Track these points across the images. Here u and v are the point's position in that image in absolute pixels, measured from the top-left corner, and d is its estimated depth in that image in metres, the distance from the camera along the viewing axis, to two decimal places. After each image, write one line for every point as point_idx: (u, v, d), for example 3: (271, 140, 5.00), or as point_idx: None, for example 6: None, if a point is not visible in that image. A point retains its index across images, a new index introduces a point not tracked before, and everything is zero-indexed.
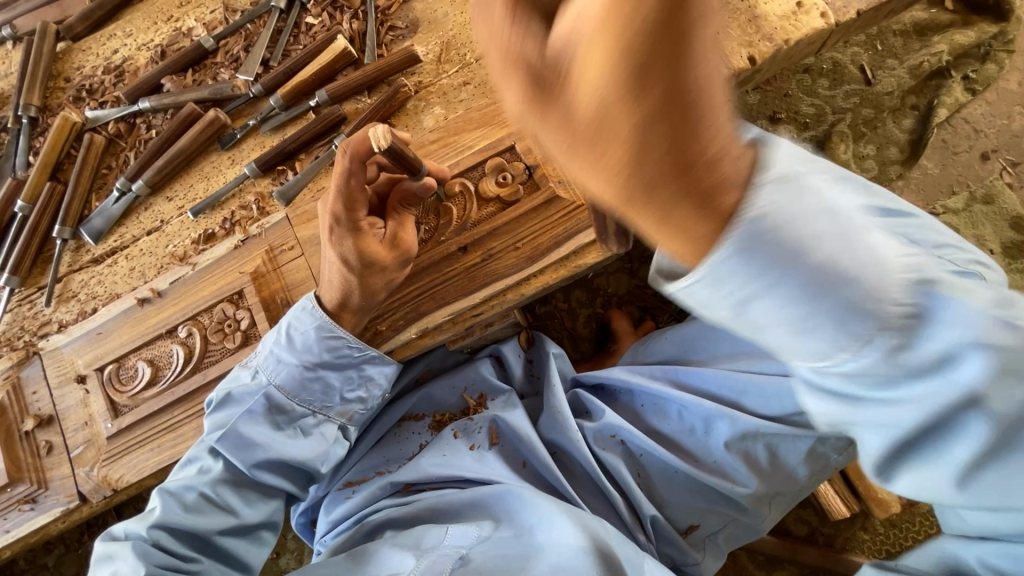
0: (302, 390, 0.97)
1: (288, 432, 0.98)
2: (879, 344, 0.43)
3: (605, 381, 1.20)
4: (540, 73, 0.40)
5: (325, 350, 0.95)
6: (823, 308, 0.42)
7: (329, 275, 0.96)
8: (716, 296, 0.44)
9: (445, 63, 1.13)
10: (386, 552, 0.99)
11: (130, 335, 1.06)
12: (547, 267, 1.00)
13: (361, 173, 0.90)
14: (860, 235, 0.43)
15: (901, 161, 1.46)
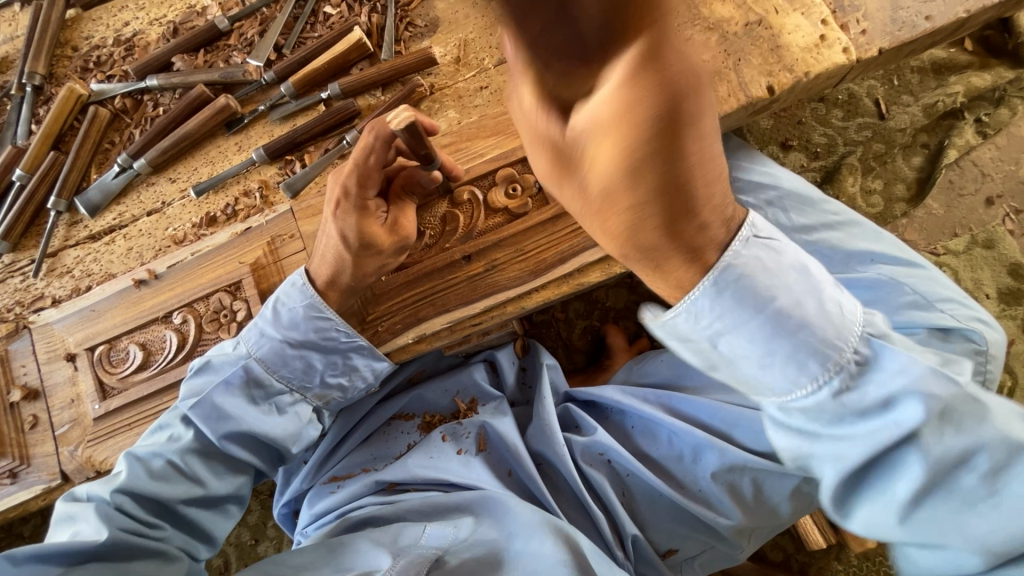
0: (281, 365, 0.95)
1: (263, 407, 0.97)
2: (830, 384, 0.66)
3: (597, 399, 1.20)
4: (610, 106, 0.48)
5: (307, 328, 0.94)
6: (786, 351, 0.65)
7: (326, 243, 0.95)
8: (700, 336, 0.67)
9: (463, 66, 1.11)
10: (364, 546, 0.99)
11: (123, 317, 1.05)
12: (549, 282, 0.99)
13: (381, 149, 0.90)
14: (818, 309, 0.66)
15: (906, 199, 1.47)
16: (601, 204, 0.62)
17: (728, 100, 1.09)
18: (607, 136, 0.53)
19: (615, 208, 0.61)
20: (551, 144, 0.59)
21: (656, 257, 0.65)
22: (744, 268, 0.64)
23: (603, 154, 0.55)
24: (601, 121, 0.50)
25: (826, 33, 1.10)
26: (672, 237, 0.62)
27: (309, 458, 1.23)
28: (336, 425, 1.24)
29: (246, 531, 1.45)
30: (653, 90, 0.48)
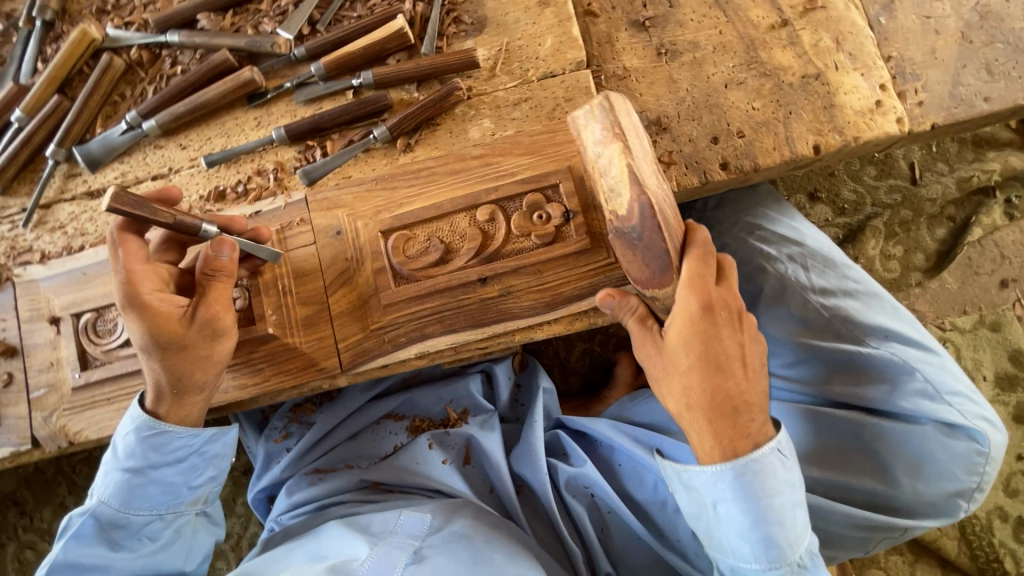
0: (135, 496, 0.94)
1: (130, 545, 0.96)
2: (776, 568, 0.86)
3: (589, 430, 1.18)
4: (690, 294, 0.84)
5: (152, 439, 0.91)
6: (759, 535, 0.86)
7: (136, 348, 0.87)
8: (704, 492, 0.89)
9: (504, 74, 1.05)
10: (337, 535, 0.97)
11: (114, 287, 0.99)
12: (563, 317, 0.97)
13: (150, 251, 0.90)
14: (791, 513, 0.86)
15: (923, 269, 1.45)
16: (678, 358, 0.86)
17: (772, 153, 1.05)
18: (687, 321, 0.84)
19: (688, 366, 0.85)
20: (682, 317, 0.85)
21: (715, 424, 0.86)
22: (762, 467, 0.85)
23: (679, 326, 0.85)
24: (683, 314, 0.85)
25: (882, 99, 1.06)
26: (734, 413, 0.86)
27: (291, 447, 1.19)
28: (322, 416, 1.19)
29: None
30: (704, 293, 0.84)
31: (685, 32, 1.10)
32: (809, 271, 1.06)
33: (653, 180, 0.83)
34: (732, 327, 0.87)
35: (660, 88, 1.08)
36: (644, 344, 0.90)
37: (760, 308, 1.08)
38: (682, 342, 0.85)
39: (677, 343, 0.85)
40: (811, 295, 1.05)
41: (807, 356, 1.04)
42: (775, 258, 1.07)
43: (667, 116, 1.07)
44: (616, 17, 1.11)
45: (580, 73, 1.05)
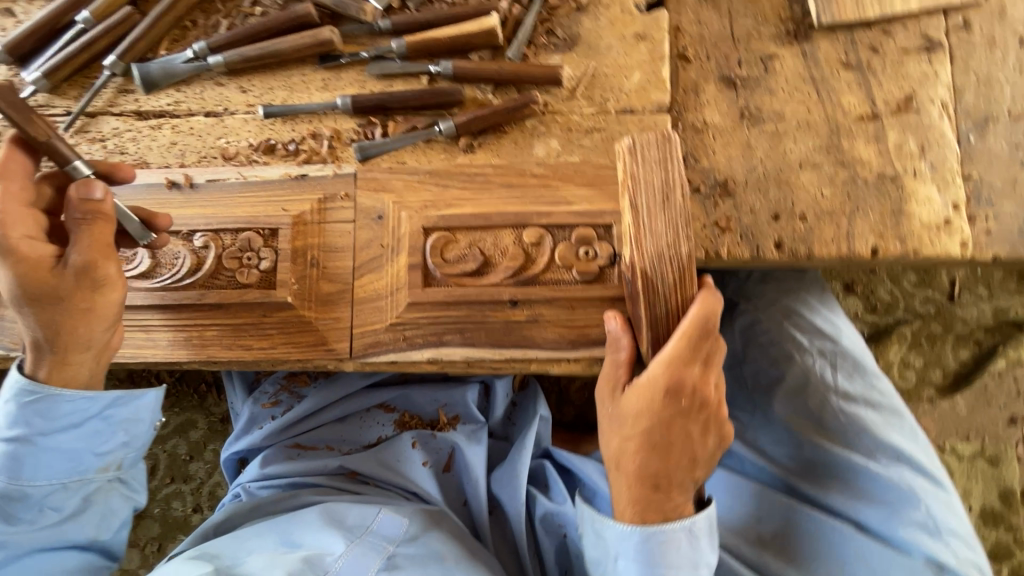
0: (27, 466, 0.89)
1: (31, 516, 0.91)
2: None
3: (575, 469, 1.17)
4: (658, 375, 0.84)
5: (36, 404, 0.86)
6: None
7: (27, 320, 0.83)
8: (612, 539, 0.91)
9: (584, 98, 1.02)
10: (314, 523, 0.95)
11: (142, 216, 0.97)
12: (583, 358, 0.95)
13: (35, 196, 0.86)
14: None
15: (938, 387, 1.44)
16: (627, 417, 0.87)
17: (829, 245, 1.03)
18: (642, 393, 0.85)
19: (633, 433, 0.87)
20: (649, 398, 0.85)
21: (636, 503, 0.88)
22: (668, 540, 0.87)
23: (636, 399, 0.86)
24: (654, 381, 0.85)
25: (952, 217, 1.04)
26: (655, 489, 0.88)
27: (277, 416, 1.15)
28: (314, 390, 1.16)
29: (183, 445, 1.41)
30: (676, 373, 0.84)
31: (773, 100, 1.07)
32: (836, 370, 1.05)
33: (659, 240, 0.83)
34: (688, 418, 0.87)
35: (734, 150, 1.05)
36: (606, 388, 0.90)
37: (778, 394, 1.08)
38: (635, 411, 0.86)
39: (633, 407, 0.86)
40: (833, 395, 1.04)
41: (812, 454, 1.04)
42: (805, 348, 1.07)
43: (734, 181, 1.04)
44: (708, 68, 1.08)
45: (660, 116, 1.02)
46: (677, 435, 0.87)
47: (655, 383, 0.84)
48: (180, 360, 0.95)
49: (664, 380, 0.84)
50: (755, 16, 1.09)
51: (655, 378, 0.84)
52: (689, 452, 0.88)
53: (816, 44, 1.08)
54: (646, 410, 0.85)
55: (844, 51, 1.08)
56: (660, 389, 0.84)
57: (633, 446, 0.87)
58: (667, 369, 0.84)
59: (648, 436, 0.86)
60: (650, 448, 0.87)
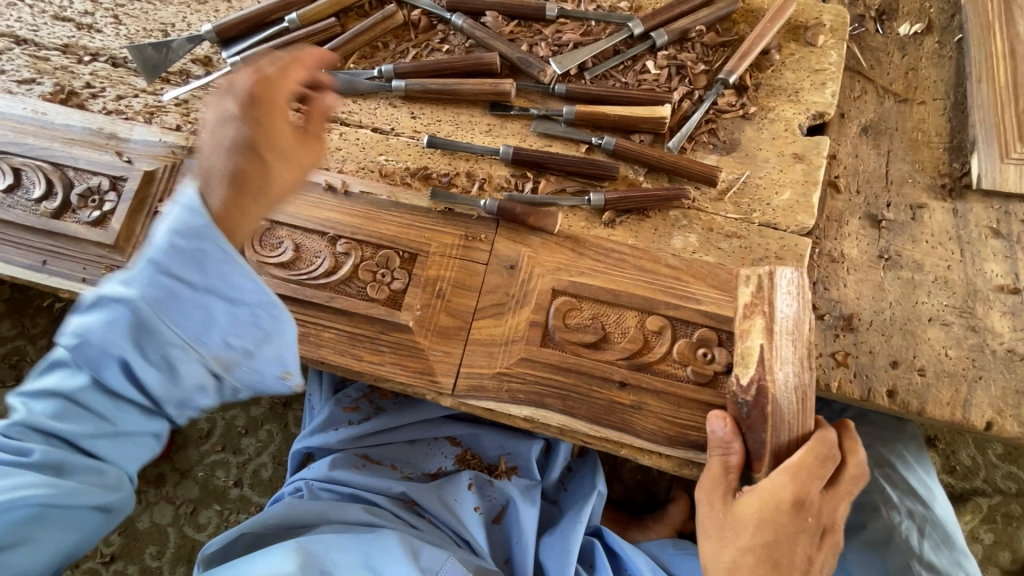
0: (176, 306, 0.75)
1: (150, 360, 0.76)
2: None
3: (623, 556, 1.15)
4: (783, 486, 0.85)
5: (195, 248, 0.73)
6: None
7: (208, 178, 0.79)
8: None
9: (730, 203, 1.04)
10: (390, 548, 0.99)
11: (297, 211, 1.03)
12: (674, 456, 0.94)
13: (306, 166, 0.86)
14: None
15: (1004, 571, 1.36)
16: (745, 525, 0.86)
17: (943, 407, 1.00)
18: (761, 502, 0.86)
19: (752, 543, 0.86)
20: (771, 508, 0.85)
21: None
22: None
23: (753, 508, 0.86)
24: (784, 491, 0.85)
25: None
26: None
27: (352, 422, 1.18)
28: (392, 407, 1.18)
29: (242, 418, 1.46)
30: (801, 488, 0.85)
31: (914, 249, 1.06)
32: (922, 537, 1.05)
33: (787, 370, 0.87)
34: (810, 538, 0.86)
35: (865, 288, 1.05)
36: (716, 490, 0.89)
37: (855, 542, 1.07)
38: (751, 521, 0.86)
39: (752, 515, 0.86)
40: (916, 562, 1.03)
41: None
42: (894, 505, 1.07)
43: (859, 318, 1.04)
44: (855, 202, 1.09)
45: (801, 238, 1.03)
46: (795, 551, 0.86)
47: (776, 495, 0.85)
48: None
49: (788, 492, 0.85)
50: (913, 163, 1.10)
51: (780, 490, 0.85)
52: (803, 570, 0.87)
53: (969, 205, 1.08)
54: (763, 520, 0.85)
55: (997, 219, 1.07)
56: (784, 500, 0.85)
57: (748, 555, 0.86)
58: (793, 480, 0.85)
59: (764, 547, 0.85)
60: (765, 560, 0.85)
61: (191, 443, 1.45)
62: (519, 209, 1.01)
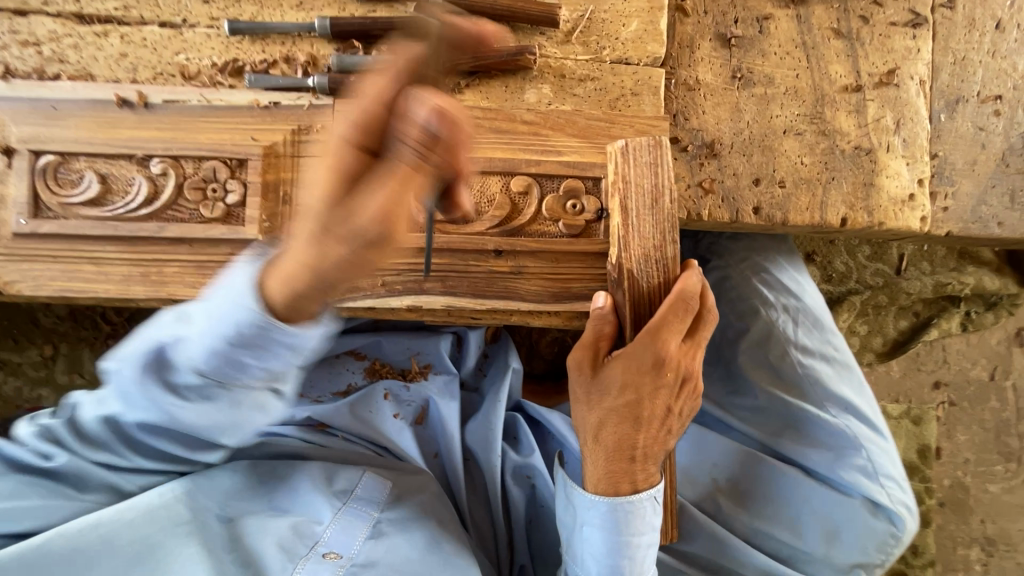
0: None
1: None
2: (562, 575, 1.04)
3: (543, 422, 1.20)
4: (642, 351, 0.84)
5: None
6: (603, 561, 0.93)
7: (299, 226, 0.75)
8: (573, 516, 0.96)
9: (579, 44, 0.98)
10: (299, 489, 0.98)
11: (91, 136, 0.87)
12: (563, 312, 0.95)
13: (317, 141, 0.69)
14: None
15: (877, 352, 1.56)
16: (609, 387, 0.87)
17: (804, 213, 1.06)
18: (623, 363, 0.85)
19: (614, 403, 0.87)
20: (634, 368, 0.85)
21: (610, 468, 0.91)
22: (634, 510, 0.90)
23: (616, 370, 0.86)
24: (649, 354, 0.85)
25: (916, 193, 1.08)
26: (631, 459, 0.90)
27: None
28: None
29: None
30: (662, 348, 0.84)
31: (764, 63, 1.06)
32: (797, 326, 1.11)
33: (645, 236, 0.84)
34: (670, 391, 0.88)
35: (723, 112, 1.05)
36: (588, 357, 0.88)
37: (741, 346, 1.14)
38: (614, 382, 0.86)
39: (615, 379, 0.86)
40: (793, 348, 1.10)
41: (767, 403, 1.12)
42: (770, 303, 1.12)
43: (721, 143, 1.04)
44: (705, 23, 1.05)
45: (655, 69, 0.99)
46: (653, 405, 0.88)
47: (635, 360, 0.85)
48: (135, 297, 0.88)
49: (649, 355, 0.84)
50: None
51: (638, 355, 0.84)
52: (662, 420, 0.90)
53: (811, 9, 1.07)
54: (625, 377, 0.86)
55: (836, 19, 1.08)
56: (643, 364, 0.85)
57: (613, 414, 0.88)
58: (651, 346, 0.84)
59: (625, 403, 0.87)
60: (626, 418, 0.88)
61: None
62: (351, 78, 0.91)
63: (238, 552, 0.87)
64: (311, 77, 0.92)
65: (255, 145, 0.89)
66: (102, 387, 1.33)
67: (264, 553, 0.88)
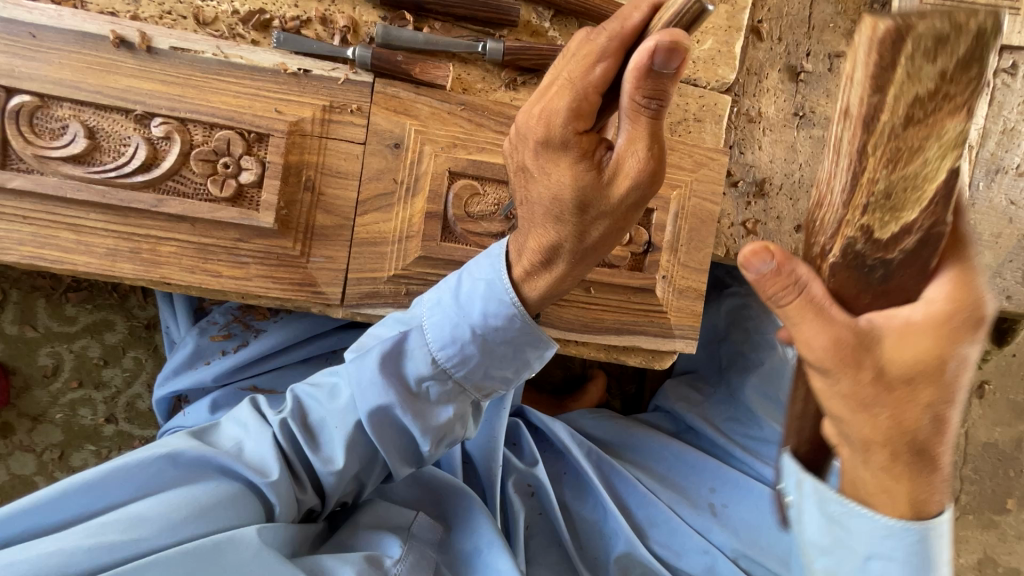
0: None
1: None
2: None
3: (548, 429, 1.16)
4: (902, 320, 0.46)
5: None
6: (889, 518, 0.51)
7: (526, 214, 0.69)
8: (858, 539, 0.53)
9: None
10: (358, 524, 0.74)
11: (79, 79, 0.73)
12: (593, 342, 0.91)
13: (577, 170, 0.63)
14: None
15: None
16: (893, 377, 0.46)
17: None
18: (893, 342, 0.46)
19: (880, 427, 0.47)
20: (906, 334, 0.45)
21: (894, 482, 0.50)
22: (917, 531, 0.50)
23: (892, 356, 0.46)
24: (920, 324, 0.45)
25: None
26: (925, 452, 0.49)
27: (229, 352, 0.96)
28: (277, 324, 0.97)
29: (96, 348, 1.21)
30: (937, 301, 0.46)
31: (828, 103, 1.01)
32: None
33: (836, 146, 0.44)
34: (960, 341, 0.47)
35: (779, 149, 1.00)
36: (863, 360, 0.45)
37: (750, 376, 1.15)
38: (904, 347, 0.45)
39: (903, 362, 0.46)
40: None
41: (769, 435, 1.11)
42: None
43: (772, 182, 1.00)
44: (777, 51, 0.99)
45: (721, 96, 0.93)
46: (948, 385, 0.47)
47: (914, 327, 0.45)
48: (122, 276, 0.76)
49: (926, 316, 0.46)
50: (837, 2, 1.00)
51: (895, 327, 0.46)
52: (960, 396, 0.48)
53: None
54: (907, 371, 0.46)
55: None
56: (918, 331, 0.45)
57: (906, 414, 0.47)
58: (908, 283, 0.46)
59: (918, 398, 0.47)
60: (912, 421, 0.47)
61: (36, 384, 1.20)
62: (399, 57, 0.80)
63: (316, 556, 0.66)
64: (351, 46, 0.80)
65: (280, 117, 0.77)
66: (58, 343, 1.20)
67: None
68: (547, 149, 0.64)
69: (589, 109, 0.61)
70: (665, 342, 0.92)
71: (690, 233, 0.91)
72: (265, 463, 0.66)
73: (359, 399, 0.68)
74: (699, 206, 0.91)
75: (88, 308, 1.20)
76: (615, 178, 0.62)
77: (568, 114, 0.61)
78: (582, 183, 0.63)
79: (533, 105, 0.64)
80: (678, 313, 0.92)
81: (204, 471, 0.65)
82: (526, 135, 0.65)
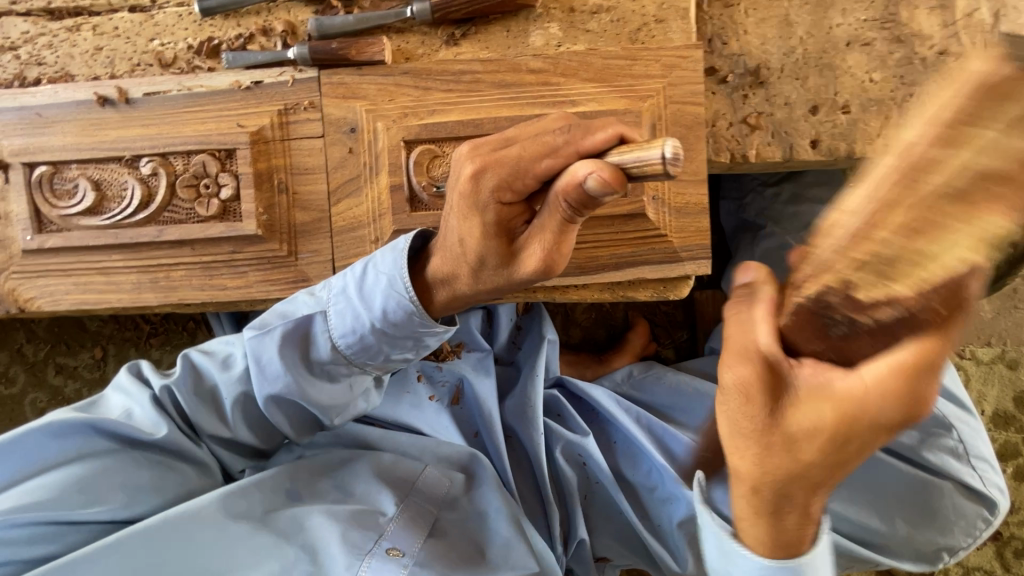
0: None
1: None
2: None
3: (587, 398, 1.07)
4: (853, 398, 0.42)
5: None
6: None
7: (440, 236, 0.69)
8: None
9: None
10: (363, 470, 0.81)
11: (79, 142, 0.83)
12: (593, 284, 0.85)
13: (483, 245, 0.63)
14: None
15: None
16: (801, 431, 0.46)
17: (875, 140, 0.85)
18: (824, 405, 0.43)
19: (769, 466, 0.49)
20: (857, 402, 0.42)
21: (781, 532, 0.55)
22: None
23: (818, 412, 0.44)
24: (840, 395, 0.42)
25: None
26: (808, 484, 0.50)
27: None
28: None
29: None
30: (917, 385, 0.40)
31: None
32: None
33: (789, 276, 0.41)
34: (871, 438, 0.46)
35: (770, 27, 0.87)
36: (762, 395, 0.46)
37: None
38: (812, 410, 0.44)
39: (807, 417, 0.44)
40: None
41: None
42: None
43: (769, 67, 0.87)
44: None
45: None
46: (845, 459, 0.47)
47: (867, 387, 0.41)
48: (149, 304, 0.86)
49: (876, 414, 0.42)
50: None
51: (824, 411, 0.43)
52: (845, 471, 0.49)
53: None
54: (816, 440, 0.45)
55: None
56: (870, 415, 0.42)
57: (775, 458, 0.48)
58: (848, 404, 0.42)
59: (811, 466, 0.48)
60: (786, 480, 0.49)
61: None
62: (334, 44, 0.81)
63: (303, 536, 0.71)
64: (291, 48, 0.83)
65: (243, 130, 0.83)
66: None
67: (327, 540, 0.70)
68: (469, 207, 0.62)
69: (521, 188, 0.61)
70: (673, 268, 0.84)
71: (675, 143, 0.82)
72: (155, 423, 0.71)
73: (261, 379, 0.70)
74: (679, 112, 0.82)
75: (168, 349, 1.36)
76: (520, 242, 0.62)
77: (497, 183, 0.60)
78: (488, 246, 0.63)
79: (475, 157, 0.63)
80: (681, 233, 0.83)
81: (90, 439, 0.69)
82: (458, 179, 0.64)
